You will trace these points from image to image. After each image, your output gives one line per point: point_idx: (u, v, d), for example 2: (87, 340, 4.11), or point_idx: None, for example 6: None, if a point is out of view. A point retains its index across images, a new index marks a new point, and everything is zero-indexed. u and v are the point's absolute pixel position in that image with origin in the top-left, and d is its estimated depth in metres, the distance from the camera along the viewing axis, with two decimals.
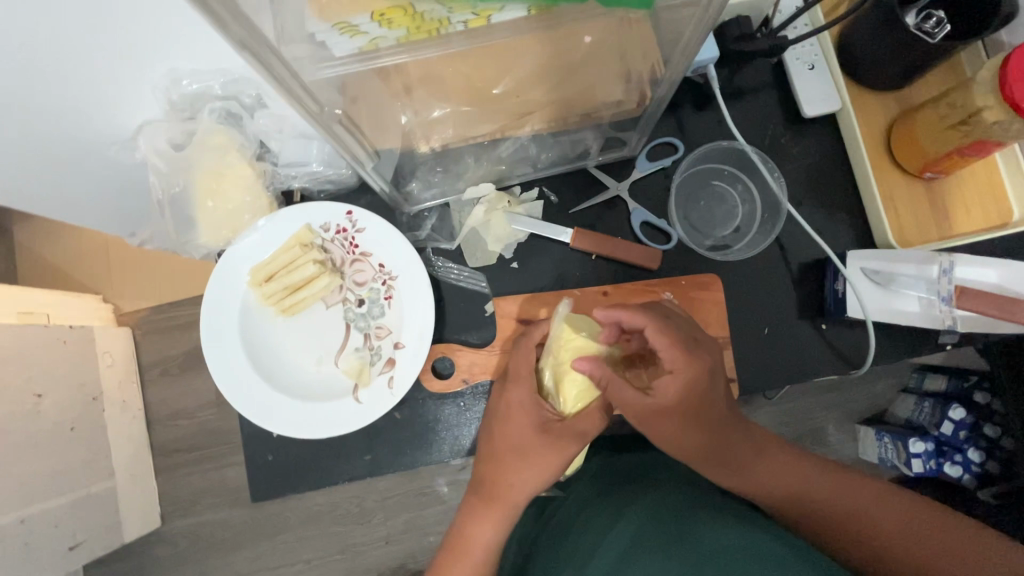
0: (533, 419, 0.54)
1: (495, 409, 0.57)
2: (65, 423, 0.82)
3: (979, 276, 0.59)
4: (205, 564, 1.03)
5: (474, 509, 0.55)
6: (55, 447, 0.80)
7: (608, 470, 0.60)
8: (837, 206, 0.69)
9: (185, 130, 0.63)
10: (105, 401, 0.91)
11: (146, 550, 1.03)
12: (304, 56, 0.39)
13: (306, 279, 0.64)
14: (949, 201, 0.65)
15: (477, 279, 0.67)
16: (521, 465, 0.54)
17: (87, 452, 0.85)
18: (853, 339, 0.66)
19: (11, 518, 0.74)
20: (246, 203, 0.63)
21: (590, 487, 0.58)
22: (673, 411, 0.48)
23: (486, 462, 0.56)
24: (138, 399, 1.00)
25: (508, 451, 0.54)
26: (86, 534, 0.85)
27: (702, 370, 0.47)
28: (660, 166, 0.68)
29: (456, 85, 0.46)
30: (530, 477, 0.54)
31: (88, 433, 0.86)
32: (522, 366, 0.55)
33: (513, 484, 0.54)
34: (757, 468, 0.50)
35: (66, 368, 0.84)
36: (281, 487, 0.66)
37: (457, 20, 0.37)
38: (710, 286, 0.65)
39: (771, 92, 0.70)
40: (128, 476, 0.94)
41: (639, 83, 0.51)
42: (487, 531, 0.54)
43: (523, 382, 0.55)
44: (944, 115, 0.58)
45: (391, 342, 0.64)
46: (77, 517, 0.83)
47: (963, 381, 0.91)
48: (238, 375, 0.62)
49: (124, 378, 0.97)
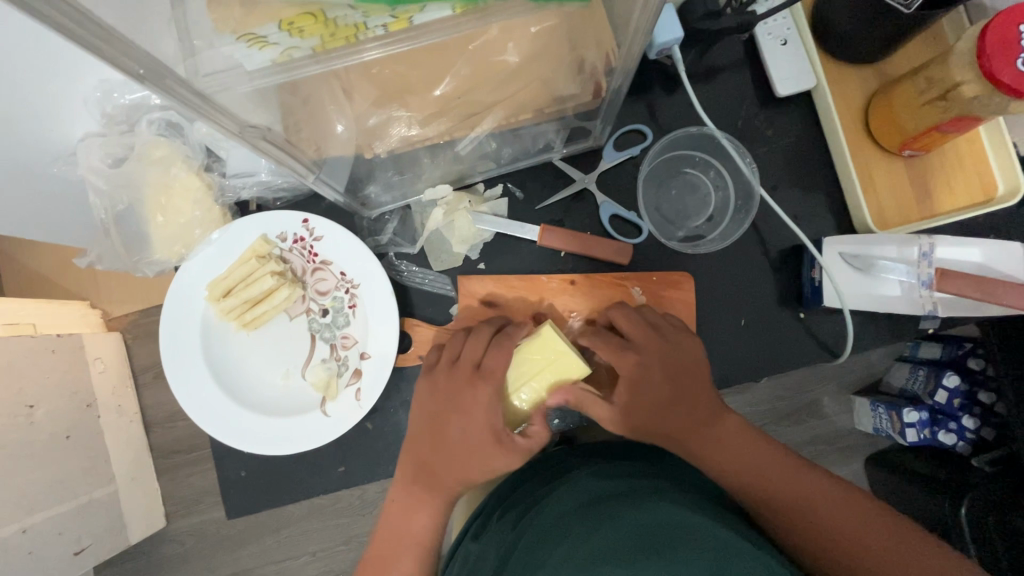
0: (485, 422, 0.53)
1: (427, 401, 0.56)
2: (61, 431, 0.80)
3: (959, 257, 0.57)
4: (213, 560, 1.04)
5: (405, 497, 0.55)
6: (51, 457, 0.79)
7: (601, 480, 0.50)
8: (816, 187, 0.66)
9: (125, 144, 0.60)
10: (100, 407, 0.87)
11: (154, 549, 1.03)
12: (223, 67, 0.35)
13: (265, 292, 0.62)
14: (932, 179, 0.62)
15: (443, 283, 0.65)
16: (455, 456, 0.53)
17: (88, 459, 0.83)
18: (833, 326, 0.64)
19: (16, 528, 0.74)
20: (196, 217, 0.61)
21: (576, 493, 0.49)
22: (638, 414, 0.53)
23: (413, 449, 0.56)
24: (135, 403, 0.96)
25: (461, 449, 0.53)
26: (92, 539, 0.84)
27: (636, 368, 0.54)
28: (629, 154, 0.65)
29: (394, 86, 0.43)
30: (460, 465, 0.53)
31: (86, 439, 0.84)
32: (499, 370, 0.54)
33: (442, 471, 0.54)
34: (719, 445, 0.52)
35: (56, 377, 0.81)
36: (257, 503, 0.65)
37: (375, 24, 0.34)
38: (681, 283, 0.63)
39: (744, 71, 0.67)
40: (132, 479, 0.93)
41: (593, 74, 0.49)
42: (410, 517, 0.54)
43: (487, 386, 0.54)
44: (922, 90, 0.55)
45: (357, 352, 0.63)
46: (83, 522, 0.82)
47: (957, 349, 0.86)
48: (203, 397, 0.61)
49: (118, 384, 0.93)
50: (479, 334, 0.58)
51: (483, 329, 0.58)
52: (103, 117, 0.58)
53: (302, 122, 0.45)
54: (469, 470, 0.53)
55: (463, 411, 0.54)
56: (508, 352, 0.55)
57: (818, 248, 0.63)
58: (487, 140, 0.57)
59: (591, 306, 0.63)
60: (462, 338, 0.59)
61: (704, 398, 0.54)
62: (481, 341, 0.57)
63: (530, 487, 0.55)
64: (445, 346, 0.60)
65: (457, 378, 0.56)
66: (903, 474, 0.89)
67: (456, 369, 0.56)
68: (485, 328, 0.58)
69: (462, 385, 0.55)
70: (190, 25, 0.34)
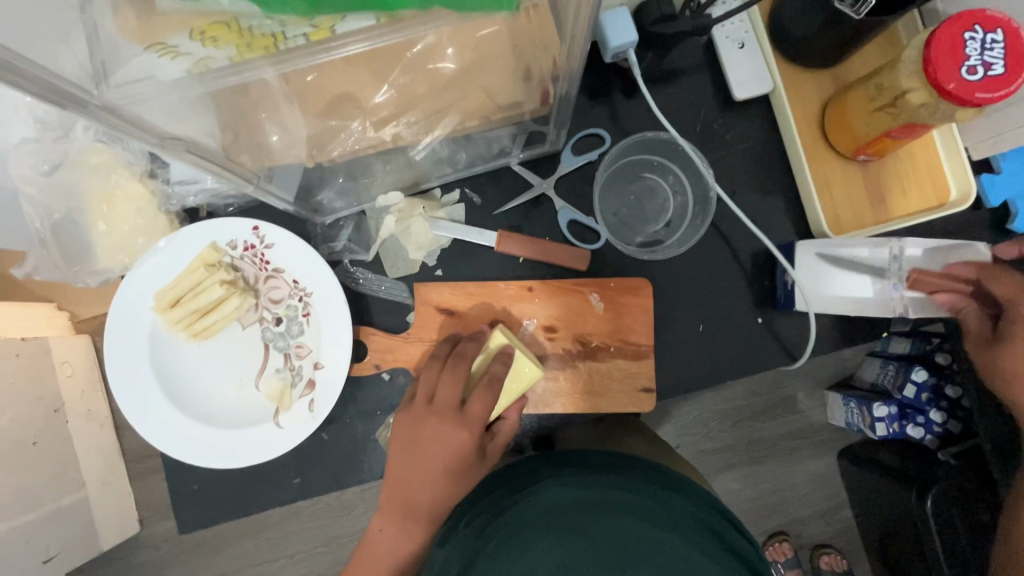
0: (460, 453, 0.54)
1: (405, 433, 0.55)
2: (26, 438, 0.77)
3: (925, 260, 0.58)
4: (190, 565, 1.01)
5: (386, 523, 0.54)
6: (15, 464, 0.75)
7: (569, 491, 0.48)
8: (774, 192, 0.66)
9: (63, 150, 0.57)
10: (68, 412, 0.84)
11: (125, 556, 0.99)
12: (139, 76, 0.34)
13: (214, 302, 0.60)
14: (885, 184, 0.62)
15: (400, 290, 0.64)
16: (429, 485, 0.54)
17: (54, 466, 0.80)
18: (792, 328, 0.65)
19: None
20: (140, 226, 0.59)
21: (546, 507, 0.47)
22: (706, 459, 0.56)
23: (391, 480, 0.55)
24: (105, 407, 0.92)
25: (441, 477, 0.53)
26: (60, 547, 0.81)
27: None
28: (587, 159, 0.64)
29: (332, 92, 0.42)
30: (435, 494, 0.53)
31: (52, 446, 0.80)
32: (479, 411, 0.54)
33: (420, 499, 0.54)
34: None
35: (20, 383, 0.78)
36: (210, 517, 0.64)
37: (295, 33, 0.33)
38: (639, 290, 0.62)
39: (703, 74, 0.66)
40: (103, 485, 0.90)
41: (540, 80, 0.48)
42: (390, 541, 0.54)
43: (467, 429, 0.54)
44: (872, 97, 0.55)
45: (311, 362, 0.61)
46: (49, 530, 0.80)
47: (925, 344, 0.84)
48: (151, 411, 0.59)
49: (88, 388, 0.89)
50: (457, 372, 0.56)
51: (460, 365, 0.56)
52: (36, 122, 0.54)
53: (238, 131, 0.44)
54: (443, 497, 0.53)
55: (432, 442, 0.54)
56: (491, 393, 0.55)
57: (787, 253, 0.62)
58: (440, 146, 0.56)
59: (548, 312, 0.62)
60: (438, 370, 0.57)
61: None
62: (460, 380, 0.55)
63: (495, 492, 0.51)
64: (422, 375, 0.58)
65: (436, 417, 0.54)
66: (873, 467, 0.91)
67: (433, 408, 0.55)
68: (464, 363, 0.56)
69: (444, 424, 0.54)
70: (99, 37, 0.32)
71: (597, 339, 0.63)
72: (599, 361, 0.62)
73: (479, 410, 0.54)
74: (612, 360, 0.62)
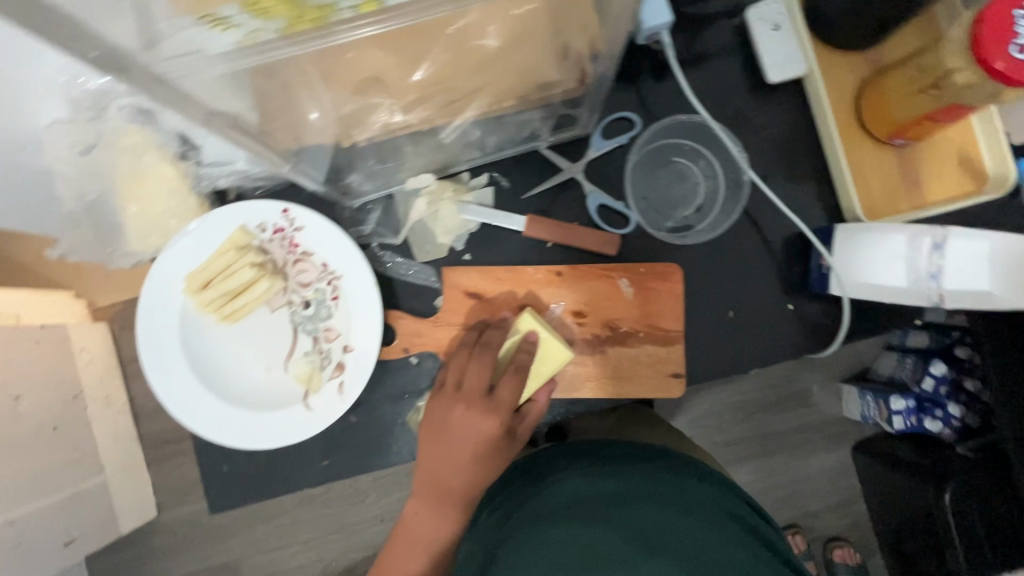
0: (492, 435, 0.54)
1: (435, 420, 0.56)
2: (48, 423, 0.77)
3: (973, 252, 0.54)
4: (205, 551, 1.02)
5: (421, 505, 0.54)
6: (40, 449, 0.75)
7: (592, 480, 0.49)
8: (806, 177, 0.65)
9: (94, 130, 0.56)
10: (88, 398, 0.85)
11: (143, 541, 1.01)
12: (189, 49, 0.33)
13: (244, 284, 0.60)
14: (921, 168, 0.61)
15: (427, 274, 0.64)
16: (462, 468, 0.54)
17: (73, 452, 0.80)
18: (826, 316, 0.64)
19: (6, 520, 0.69)
20: (172, 207, 0.60)
21: (568, 495, 0.48)
22: None
23: (423, 466, 0.55)
24: (122, 393, 0.94)
25: (474, 460, 0.54)
26: (81, 530, 0.81)
27: None
28: (617, 143, 0.64)
29: (372, 69, 0.41)
30: (469, 476, 0.54)
31: (72, 431, 0.81)
32: (508, 398, 0.55)
33: (454, 482, 0.54)
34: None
35: (44, 368, 0.78)
36: (239, 498, 0.64)
37: (345, 4, 0.32)
38: (670, 276, 0.62)
39: (734, 57, 0.65)
40: (120, 471, 0.90)
41: (578, 59, 0.47)
42: (428, 524, 0.54)
43: (496, 416, 0.54)
44: (914, 78, 0.54)
45: (340, 345, 0.61)
46: (70, 513, 0.79)
47: (945, 338, 0.87)
48: (184, 392, 0.60)
49: (105, 373, 0.91)
50: (484, 361, 0.56)
51: (488, 353, 0.57)
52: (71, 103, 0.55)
53: (277, 111, 0.44)
54: (477, 480, 0.54)
55: (463, 428, 0.54)
56: (519, 380, 0.56)
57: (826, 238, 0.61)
58: (470, 128, 0.56)
59: (577, 297, 0.62)
60: (467, 357, 0.58)
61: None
62: (489, 367, 0.56)
63: (515, 483, 0.53)
64: (450, 361, 0.59)
65: (465, 403, 0.55)
66: (886, 459, 0.92)
67: (461, 395, 0.56)
68: (489, 352, 0.57)
69: (473, 412, 0.55)
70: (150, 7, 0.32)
71: (625, 324, 0.62)
72: (628, 347, 0.62)
73: (507, 397, 0.55)
74: (642, 345, 0.62)
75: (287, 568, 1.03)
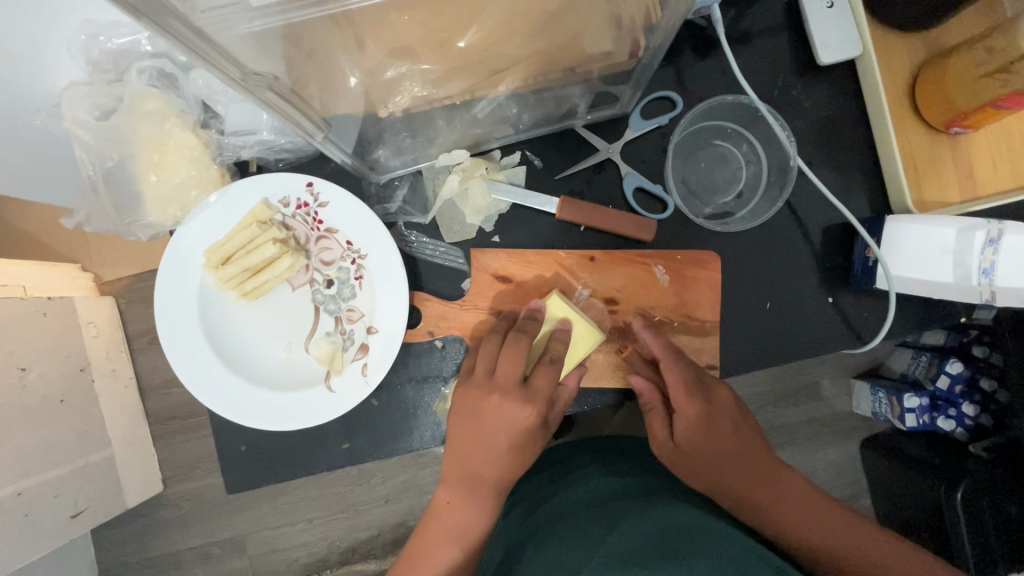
0: (527, 426, 0.52)
1: (466, 409, 0.54)
2: (55, 394, 0.75)
3: None
4: (209, 526, 1.01)
5: (453, 494, 0.53)
6: (44, 422, 0.73)
7: (587, 482, 0.57)
8: (853, 165, 0.62)
9: (114, 95, 0.56)
10: (94, 370, 0.83)
11: (150, 512, 1.00)
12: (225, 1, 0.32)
13: (266, 261, 0.58)
14: (975, 160, 0.58)
15: (455, 256, 0.62)
16: (494, 457, 0.52)
17: (82, 424, 0.79)
18: (868, 311, 0.62)
19: (11, 490, 0.68)
20: (192, 178, 0.57)
21: (567, 494, 0.56)
22: (726, 415, 0.55)
23: (452, 454, 0.54)
24: (129, 367, 0.92)
25: (508, 451, 0.52)
26: (89, 502, 0.80)
27: (711, 407, 0.54)
28: (657, 124, 0.61)
29: (414, 35, 0.39)
30: (501, 465, 0.53)
31: (81, 403, 0.79)
32: (544, 388, 0.53)
33: (485, 471, 0.53)
34: (735, 474, 0.53)
35: (51, 339, 0.76)
36: (258, 478, 0.63)
37: None
38: (708, 264, 0.60)
39: (783, 36, 0.62)
40: (128, 444, 0.89)
41: (631, 29, 0.44)
42: (460, 513, 0.52)
43: (531, 406, 0.52)
44: (980, 61, 0.51)
45: (364, 326, 0.60)
46: (79, 486, 0.78)
47: (962, 336, 0.84)
48: (202, 371, 0.58)
49: (112, 348, 0.88)
50: (520, 348, 0.53)
51: (522, 338, 0.54)
52: (90, 64, 0.54)
53: (311, 77, 0.41)
54: (510, 468, 0.53)
55: (493, 420, 0.52)
56: (555, 369, 0.53)
57: (875, 231, 0.58)
58: (507, 103, 0.53)
59: (608, 283, 0.60)
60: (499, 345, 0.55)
61: (756, 454, 0.55)
62: (522, 355, 0.53)
63: (533, 486, 0.63)
64: (480, 350, 0.57)
65: (499, 393, 0.53)
66: (897, 458, 0.91)
67: (494, 384, 0.53)
68: (525, 337, 0.54)
69: (508, 402, 0.52)
70: None
71: (659, 313, 0.61)
72: (661, 336, 0.61)
73: (544, 385, 0.53)
74: (675, 335, 0.61)
75: (291, 546, 1.02)
